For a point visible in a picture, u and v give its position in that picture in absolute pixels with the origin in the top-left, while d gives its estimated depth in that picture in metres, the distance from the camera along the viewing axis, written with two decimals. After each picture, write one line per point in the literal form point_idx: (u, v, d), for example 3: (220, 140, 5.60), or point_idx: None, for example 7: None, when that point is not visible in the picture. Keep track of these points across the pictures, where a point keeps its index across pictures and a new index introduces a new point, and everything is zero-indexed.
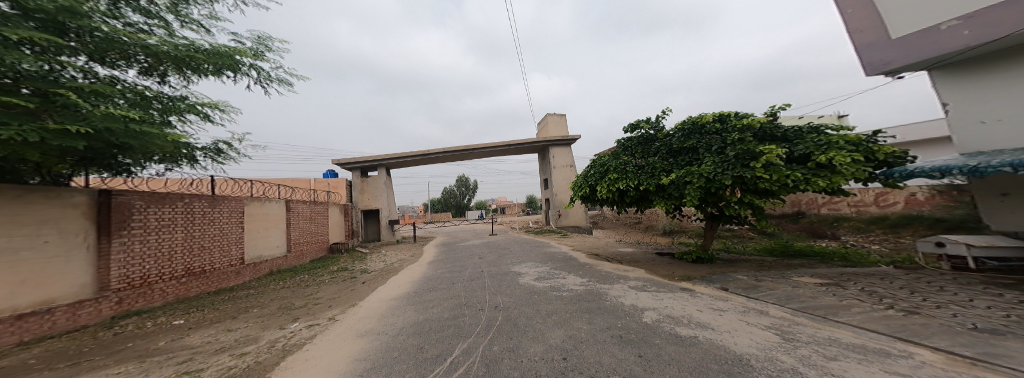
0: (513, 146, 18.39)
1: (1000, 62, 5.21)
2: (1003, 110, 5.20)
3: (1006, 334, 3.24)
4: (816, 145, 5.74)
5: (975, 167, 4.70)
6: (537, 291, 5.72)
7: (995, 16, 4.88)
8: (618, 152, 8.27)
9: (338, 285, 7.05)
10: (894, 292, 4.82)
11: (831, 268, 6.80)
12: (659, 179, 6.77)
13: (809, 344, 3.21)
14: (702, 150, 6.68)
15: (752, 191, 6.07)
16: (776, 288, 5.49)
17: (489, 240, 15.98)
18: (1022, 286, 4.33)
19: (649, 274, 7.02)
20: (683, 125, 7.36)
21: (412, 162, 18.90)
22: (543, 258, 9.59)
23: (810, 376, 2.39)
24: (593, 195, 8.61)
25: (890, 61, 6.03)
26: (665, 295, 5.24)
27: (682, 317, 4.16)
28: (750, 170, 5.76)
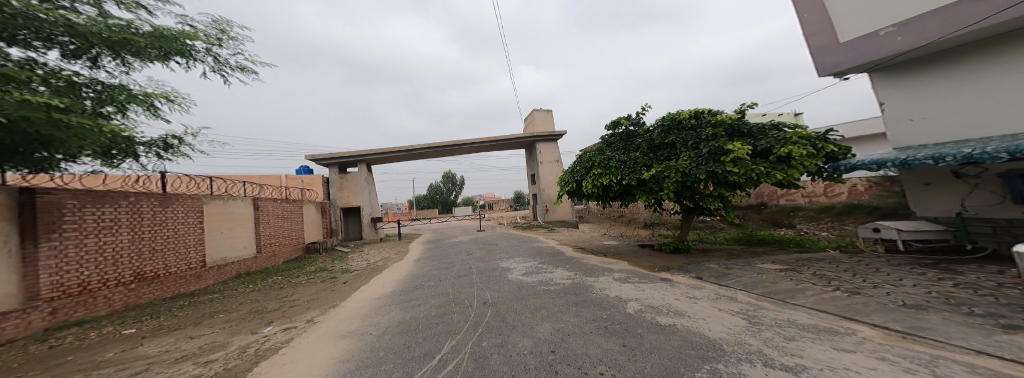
0: (500, 141, 18.28)
1: (927, 66, 5.81)
2: (927, 110, 5.85)
3: (928, 308, 3.70)
4: (779, 141, 6.17)
5: (905, 160, 5.24)
6: (524, 286, 5.79)
7: (924, 23, 5.41)
8: (601, 148, 8.45)
9: (316, 286, 6.77)
10: (840, 275, 5.34)
11: (789, 254, 7.42)
12: (640, 174, 7.04)
13: (771, 326, 3.50)
14: (679, 146, 6.97)
15: (723, 184, 6.44)
16: (743, 275, 5.91)
17: (476, 236, 15.91)
18: (940, 265, 4.94)
19: (631, 266, 7.31)
20: (662, 121, 7.61)
21: (395, 158, 18.36)
22: (531, 253, 9.69)
23: (773, 357, 2.61)
24: (577, 190, 8.83)
25: (839, 64, 6.57)
26: (646, 286, 5.49)
27: (662, 306, 4.38)
28: (721, 164, 6.12)
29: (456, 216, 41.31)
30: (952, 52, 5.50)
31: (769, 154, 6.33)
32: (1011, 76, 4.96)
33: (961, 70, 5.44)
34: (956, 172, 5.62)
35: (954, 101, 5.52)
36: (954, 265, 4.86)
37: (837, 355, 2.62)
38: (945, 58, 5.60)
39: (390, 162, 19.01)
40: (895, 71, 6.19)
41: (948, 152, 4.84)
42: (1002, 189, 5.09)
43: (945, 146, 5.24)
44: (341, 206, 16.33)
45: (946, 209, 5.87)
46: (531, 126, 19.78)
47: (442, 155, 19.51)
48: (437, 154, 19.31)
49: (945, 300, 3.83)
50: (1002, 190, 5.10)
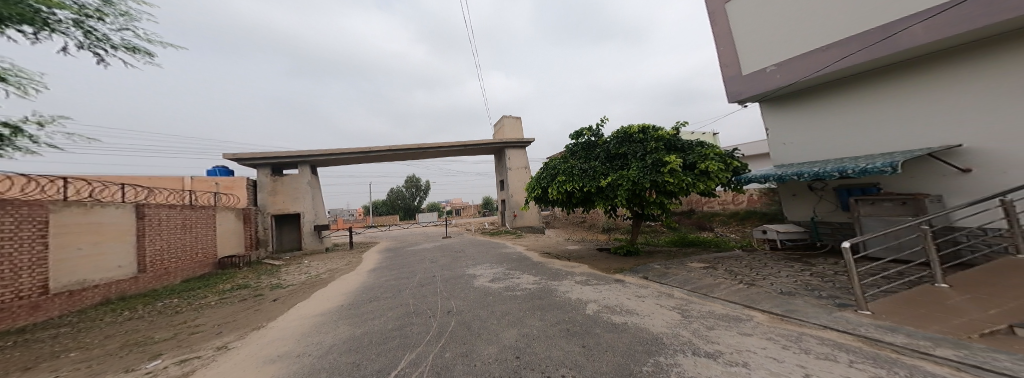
0: (468, 146, 17.72)
1: (798, 100, 7.19)
2: (797, 136, 7.25)
3: (796, 294, 4.59)
4: (704, 157, 7.10)
5: (781, 175, 6.47)
6: (487, 292, 5.70)
7: (789, 66, 6.78)
8: (565, 156, 8.83)
9: (232, 307, 5.72)
10: (742, 269, 6.34)
11: (710, 254, 8.58)
12: (598, 182, 7.51)
13: (698, 318, 3.98)
14: (629, 157, 7.57)
15: (663, 192, 7.19)
16: (678, 273, 6.64)
17: (441, 243, 15.11)
18: (802, 259, 6.17)
19: (590, 269, 7.69)
20: (616, 133, 8.12)
21: (348, 160, 16.65)
22: (498, 259, 9.53)
23: (700, 346, 3.00)
24: (543, 196, 9.03)
25: (742, 92, 7.85)
26: (604, 287, 5.81)
27: (616, 306, 4.67)
28: (661, 175, 6.84)
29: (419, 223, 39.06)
30: (813, 91, 6.88)
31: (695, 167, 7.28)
32: (848, 114, 6.38)
33: (818, 106, 6.84)
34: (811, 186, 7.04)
35: (813, 130, 6.93)
36: (811, 258, 6.13)
37: (740, 339, 3.09)
38: (809, 94, 6.98)
39: (344, 163, 17.34)
40: (778, 102, 7.55)
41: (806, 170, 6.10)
42: (837, 200, 6.55)
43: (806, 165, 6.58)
44: (274, 213, 14.25)
45: (805, 215, 7.28)
46: (501, 133, 19.60)
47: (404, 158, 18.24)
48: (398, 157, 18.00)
49: (807, 287, 4.79)
50: (838, 201, 6.55)
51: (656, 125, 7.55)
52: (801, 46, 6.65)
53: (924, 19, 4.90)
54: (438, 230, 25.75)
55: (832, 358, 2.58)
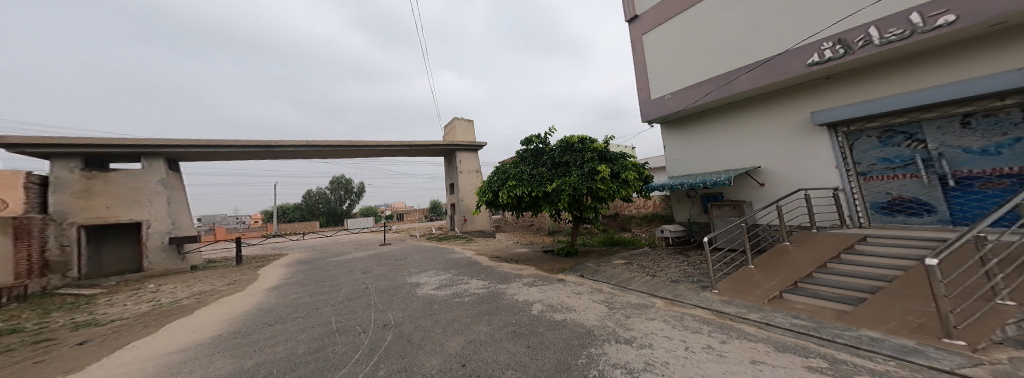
0: (413, 147, 16.36)
1: (686, 124, 8.23)
2: (684, 154, 8.33)
3: (685, 280, 5.53)
4: (628, 167, 7.98)
5: (672, 185, 7.69)
6: (434, 300, 4.98)
7: (676, 96, 7.76)
8: (516, 161, 8.87)
9: (25, 354, 3.90)
10: (651, 262, 7.37)
11: (630, 251, 9.73)
12: (545, 187, 7.75)
13: (620, 309, 4.41)
14: (572, 165, 8.03)
15: (597, 198, 7.83)
16: (606, 269, 7.29)
17: (375, 252, 13.33)
18: (686, 253, 7.55)
19: (537, 270, 7.79)
20: (560, 143, 8.45)
21: (251, 154, 13.44)
22: (445, 265, 8.67)
23: (620, 333, 3.42)
24: (492, 200, 8.88)
25: (647, 114, 8.63)
26: (549, 287, 5.92)
27: (557, 304, 4.83)
28: (595, 182, 7.45)
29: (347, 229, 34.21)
30: (696, 117, 7.97)
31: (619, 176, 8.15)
32: (719, 137, 7.53)
33: (700, 129, 7.90)
34: (687, 194, 8.48)
35: (695, 148, 8.04)
36: (693, 252, 7.55)
37: (652, 326, 3.59)
38: (693, 119, 8.06)
39: (252, 157, 14.08)
40: (672, 124, 8.56)
41: (688, 181, 7.38)
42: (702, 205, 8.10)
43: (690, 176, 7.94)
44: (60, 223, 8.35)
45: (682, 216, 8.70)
46: (451, 134, 18.46)
47: (332, 155, 15.83)
48: (322, 154, 15.45)
49: (689, 274, 5.87)
50: (703, 207, 8.12)
51: (590, 137, 8.11)
52: (689, 78, 7.58)
53: (748, 70, 6.37)
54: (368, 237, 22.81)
55: (700, 331, 3.31)
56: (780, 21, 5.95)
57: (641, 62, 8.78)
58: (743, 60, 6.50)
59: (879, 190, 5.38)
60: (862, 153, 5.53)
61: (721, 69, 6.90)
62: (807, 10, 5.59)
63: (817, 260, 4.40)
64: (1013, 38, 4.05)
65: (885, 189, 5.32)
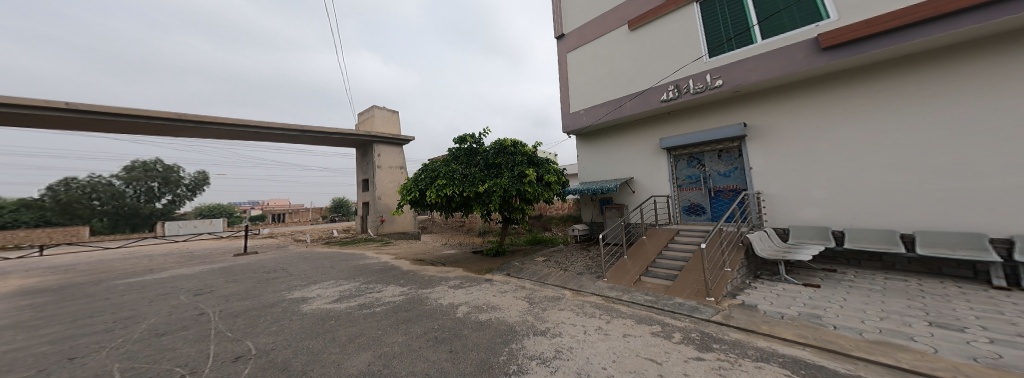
0: (321, 134, 14.07)
1: (593, 138, 9.38)
2: (590, 163, 9.47)
3: (591, 271, 6.36)
4: (554, 173, 8.60)
5: (583, 190, 8.57)
6: (328, 317, 4.22)
7: (588, 112, 8.86)
8: (447, 160, 8.53)
9: None
10: (566, 258, 8.18)
11: (549, 249, 10.60)
12: (477, 187, 7.67)
13: (540, 303, 4.76)
14: (503, 167, 8.18)
15: (525, 200, 8.20)
16: (530, 265, 7.70)
17: (254, 259, 10.60)
18: (593, 248, 8.71)
19: (464, 271, 7.64)
20: (493, 144, 8.54)
21: (39, 119, 9.06)
22: (355, 272, 7.64)
23: (537, 326, 3.72)
24: (420, 199, 8.36)
25: (566, 126, 9.58)
26: (475, 288, 5.89)
27: (483, 304, 4.86)
28: (524, 184, 7.79)
29: (165, 234, 23.15)
30: (600, 132, 9.17)
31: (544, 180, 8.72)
32: (614, 150, 8.80)
33: (603, 143, 9.08)
34: (590, 198, 9.67)
35: (598, 159, 9.23)
36: (598, 247, 8.75)
37: (566, 316, 3.99)
38: (598, 134, 9.22)
39: (42, 124, 9.48)
40: (585, 136, 9.63)
41: (597, 186, 8.38)
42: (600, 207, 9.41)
43: (596, 182, 9.04)
44: None
45: (589, 216, 9.83)
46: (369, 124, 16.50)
47: (188, 132, 11.93)
48: (178, 131, 11.63)
49: (595, 266, 6.76)
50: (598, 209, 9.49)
51: (522, 141, 8.40)
52: (596, 99, 8.73)
53: (632, 97, 7.73)
54: (228, 242, 17.33)
55: (598, 315, 3.88)
56: (657, 62, 7.38)
57: (565, 78, 9.71)
58: (631, 89, 7.85)
59: (687, 199, 7.52)
60: (681, 170, 7.59)
61: (617, 94, 8.19)
62: (672, 56, 7.15)
63: (673, 249, 5.81)
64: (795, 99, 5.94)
65: (688, 199, 7.50)
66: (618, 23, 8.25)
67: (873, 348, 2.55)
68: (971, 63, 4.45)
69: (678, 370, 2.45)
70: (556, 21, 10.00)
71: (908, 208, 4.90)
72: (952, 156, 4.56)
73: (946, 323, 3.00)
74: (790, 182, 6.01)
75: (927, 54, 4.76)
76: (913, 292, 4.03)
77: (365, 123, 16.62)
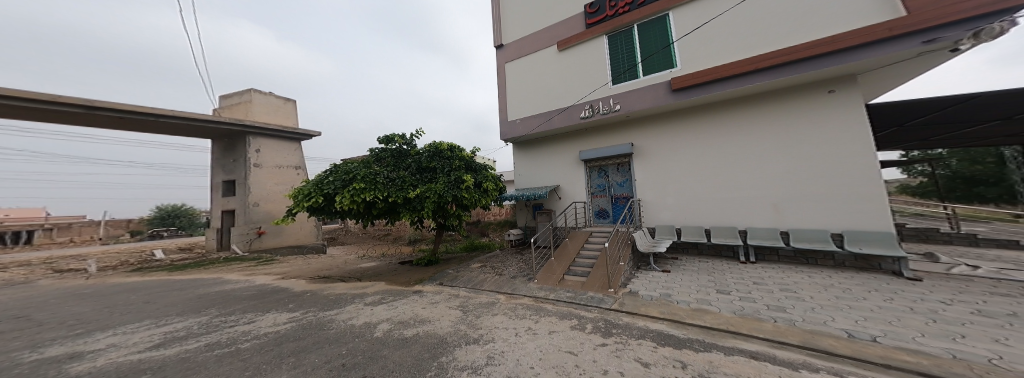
0: (164, 118, 10.33)
1: (527, 147, 9.78)
2: (524, 170, 9.82)
3: (523, 275, 6.52)
4: (493, 178, 8.58)
5: (517, 197, 8.78)
6: (156, 369, 3.07)
7: (523, 122, 9.20)
8: (369, 161, 7.65)
9: None
10: (501, 263, 8.16)
11: (486, 254, 10.51)
12: (406, 193, 7.08)
13: (473, 310, 4.60)
14: (439, 171, 7.79)
15: (462, 205, 7.92)
16: (465, 273, 7.37)
17: (65, 289, 7.48)
18: (526, 251, 8.99)
19: (387, 285, 6.88)
20: (428, 147, 8.09)
21: None
22: (233, 297, 6.07)
23: (468, 334, 3.57)
24: (331, 205, 7.24)
25: (503, 134, 9.76)
26: (400, 302, 5.37)
27: (409, 319, 4.44)
28: (461, 189, 7.54)
29: None
30: (533, 142, 9.63)
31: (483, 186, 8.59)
32: (545, 160, 9.33)
33: (536, 152, 9.54)
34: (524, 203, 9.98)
35: (532, 167, 9.64)
36: (531, 251, 9.07)
37: (499, 320, 3.94)
38: (532, 144, 9.66)
39: None
40: (520, 145, 9.95)
41: (531, 193, 8.69)
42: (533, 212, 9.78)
43: (530, 189, 9.36)
44: None
45: (524, 221, 10.11)
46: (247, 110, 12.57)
47: None
48: None
49: (526, 269, 6.95)
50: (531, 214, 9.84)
51: (459, 145, 8.16)
52: (532, 109, 9.14)
53: (560, 111, 8.36)
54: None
55: (528, 316, 3.96)
56: (583, 81, 8.17)
57: (503, 87, 9.93)
58: (561, 103, 8.49)
59: (597, 205, 8.44)
60: (592, 180, 8.50)
61: (549, 107, 8.74)
62: (594, 77, 8.00)
63: (591, 247, 6.47)
64: (650, 124, 7.54)
65: (597, 206, 8.42)
66: (550, 41, 8.88)
67: (737, 323, 3.23)
68: (731, 108, 6.57)
69: (589, 358, 2.66)
70: (495, 31, 10.22)
71: (702, 208, 6.83)
72: (725, 170, 6.57)
73: (780, 296, 4.00)
74: (647, 191, 7.54)
75: (720, 101, 6.66)
76: (712, 269, 5.62)
77: (236, 108, 12.89)
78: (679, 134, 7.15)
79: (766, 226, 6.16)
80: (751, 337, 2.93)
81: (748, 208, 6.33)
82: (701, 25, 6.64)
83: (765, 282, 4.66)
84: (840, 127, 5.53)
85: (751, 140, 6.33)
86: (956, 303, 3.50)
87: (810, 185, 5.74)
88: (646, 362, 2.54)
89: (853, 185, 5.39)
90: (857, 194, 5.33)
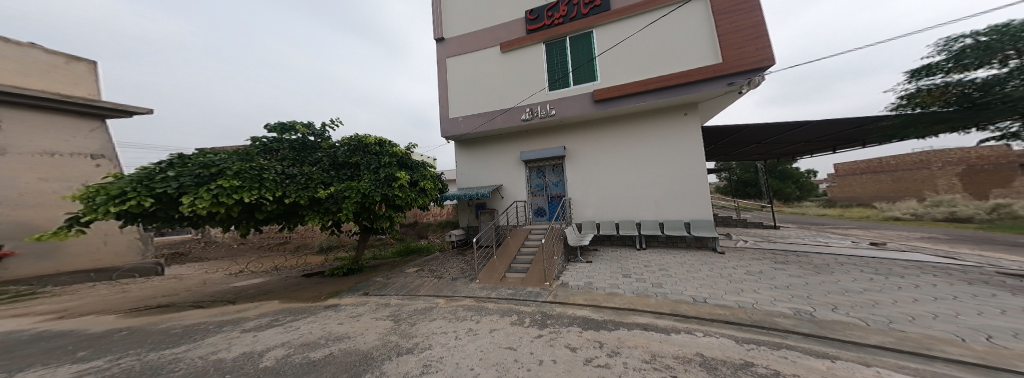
0: None
1: (469, 146, 9.76)
2: (466, 170, 9.76)
3: (461, 277, 6.47)
4: (428, 176, 8.09)
5: (462, 196, 8.65)
6: None
7: (466, 120, 9.13)
8: (248, 153, 6.05)
9: None
10: (439, 267, 7.79)
11: (422, 258, 10.03)
12: (315, 192, 6.17)
13: (406, 319, 4.31)
14: (363, 167, 7.02)
15: (392, 205, 7.29)
16: (397, 282, 6.67)
17: None
18: (466, 252, 8.95)
19: (284, 304, 5.54)
20: (348, 140, 7.16)
21: None
22: (37, 337, 4.30)
23: (400, 345, 3.39)
24: (168, 208, 5.11)
25: (445, 132, 9.50)
26: (302, 321, 4.46)
27: (316, 340, 3.75)
28: (392, 189, 6.93)
29: None
30: (475, 142, 9.65)
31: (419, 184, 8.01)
32: (486, 160, 9.47)
33: (478, 152, 9.59)
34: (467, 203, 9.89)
35: (473, 167, 9.65)
36: (471, 252, 9.06)
37: (435, 326, 3.84)
38: (474, 143, 9.67)
39: None
40: (462, 144, 9.85)
41: (477, 192, 8.69)
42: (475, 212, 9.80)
43: (475, 189, 9.30)
44: None
45: (467, 221, 10.02)
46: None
47: None
48: None
49: (466, 270, 6.91)
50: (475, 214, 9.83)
51: (389, 140, 7.53)
52: (475, 108, 9.13)
53: (502, 112, 8.59)
54: None
55: (466, 317, 4.00)
56: (524, 84, 8.55)
57: (445, 83, 9.66)
58: (503, 105, 8.72)
59: (536, 204, 8.95)
60: (532, 180, 8.99)
61: (491, 107, 8.88)
62: (533, 81, 8.46)
63: (529, 245, 6.85)
64: (562, 133, 8.55)
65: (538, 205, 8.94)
66: (493, 42, 9.03)
67: (644, 304, 3.84)
68: (618, 123, 7.97)
69: (527, 350, 2.88)
70: (435, 24, 9.87)
71: (603, 206, 8.09)
72: (616, 174, 7.96)
73: (679, 278, 4.85)
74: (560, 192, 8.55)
75: (610, 116, 8.00)
76: (619, 257, 6.61)
77: None
78: (582, 143, 8.33)
79: (647, 217, 7.68)
80: (653, 313, 3.59)
81: (634, 204, 7.79)
82: (621, 41, 7.58)
83: (651, 265, 5.77)
84: (685, 139, 7.35)
85: (632, 149, 7.83)
86: (768, 273, 4.99)
87: (670, 184, 7.46)
88: (573, 346, 2.89)
89: (695, 183, 7.25)
90: (697, 189, 7.19)
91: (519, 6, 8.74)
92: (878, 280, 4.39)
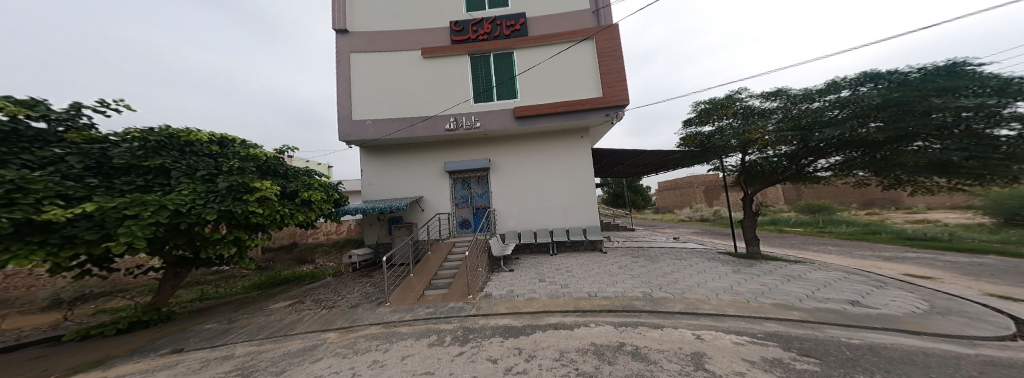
0: None
1: (378, 153, 8.82)
2: (375, 179, 8.76)
3: (359, 304, 5.54)
4: (308, 186, 6.18)
5: (366, 210, 7.58)
6: None
7: (376, 124, 8.23)
8: None
9: None
10: (326, 297, 6.28)
11: (302, 287, 8.08)
12: (45, 214, 3.25)
13: (264, 370, 3.28)
14: (177, 174, 4.59)
15: (244, 225, 4.97)
16: (251, 323, 4.89)
17: None
18: (372, 274, 7.90)
19: None
20: (152, 132, 4.75)
21: None
22: None
23: None
24: None
25: (348, 134, 8.28)
26: None
27: None
28: (244, 203, 4.75)
29: None
30: (388, 149, 8.82)
31: (294, 196, 6.02)
32: (400, 169, 8.74)
33: (390, 160, 8.78)
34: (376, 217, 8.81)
35: (384, 176, 8.75)
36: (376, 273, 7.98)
37: (316, 370, 3.12)
38: (387, 149, 8.82)
39: None
40: (370, 150, 8.83)
41: (383, 205, 7.79)
42: (387, 227, 8.84)
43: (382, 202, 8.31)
44: None
45: (373, 238, 8.88)
46: None
47: None
48: None
49: (367, 296, 5.96)
50: (386, 229, 8.84)
51: (246, 140, 5.85)
52: (389, 112, 8.38)
53: (422, 119, 8.19)
54: None
55: (362, 351, 3.47)
56: (445, 92, 8.41)
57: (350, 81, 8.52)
58: (422, 111, 8.32)
59: (460, 216, 8.80)
60: (457, 191, 8.82)
61: (409, 113, 8.33)
62: (455, 91, 8.42)
63: (444, 259, 6.59)
64: (477, 147, 8.75)
65: (461, 216, 8.79)
66: (410, 46, 8.60)
67: (551, 306, 4.18)
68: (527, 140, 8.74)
69: (447, 371, 2.75)
70: (338, 12, 8.66)
71: (516, 216, 8.58)
72: (526, 186, 8.61)
73: (577, 280, 5.46)
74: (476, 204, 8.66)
75: (520, 134, 8.73)
76: (536, 262, 7.19)
77: None
78: (496, 158, 8.73)
79: (554, 225, 8.53)
80: (562, 312, 3.97)
81: (542, 214, 8.54)
82: (536, 65, 8.40)
83: (559, 268, 6.41)
84: (581, 157, 8.61)
85: (540, 164, 8.65)
86: (640, 267, 6.13)
87: (572, 195, 8.54)
88: (494, 358, 2.90)
89: (589, 194, 8.50)
90: (591, 200, 8.46)
91: (439, 17, 8.72)
92: (684, 264, 6.31)
